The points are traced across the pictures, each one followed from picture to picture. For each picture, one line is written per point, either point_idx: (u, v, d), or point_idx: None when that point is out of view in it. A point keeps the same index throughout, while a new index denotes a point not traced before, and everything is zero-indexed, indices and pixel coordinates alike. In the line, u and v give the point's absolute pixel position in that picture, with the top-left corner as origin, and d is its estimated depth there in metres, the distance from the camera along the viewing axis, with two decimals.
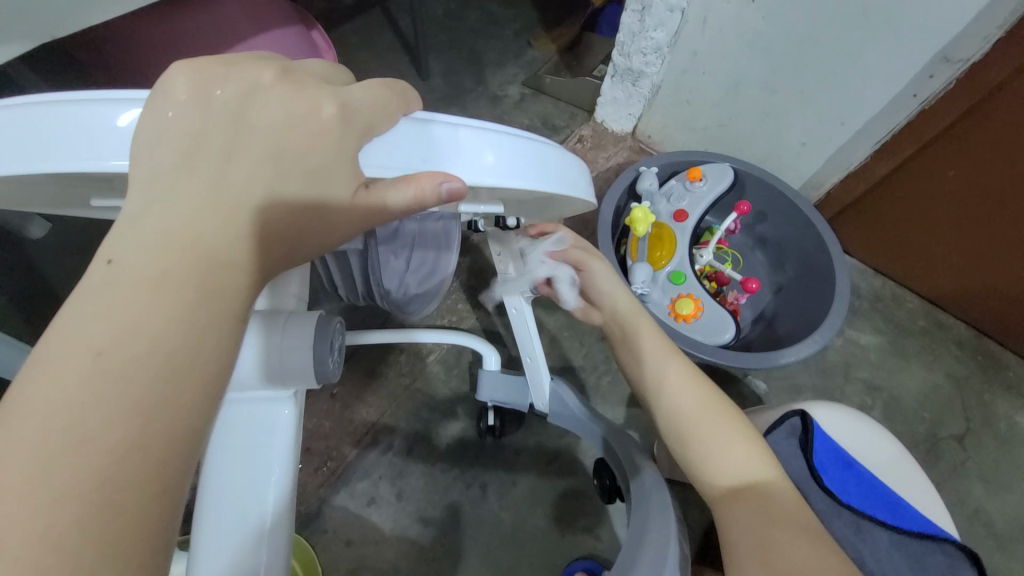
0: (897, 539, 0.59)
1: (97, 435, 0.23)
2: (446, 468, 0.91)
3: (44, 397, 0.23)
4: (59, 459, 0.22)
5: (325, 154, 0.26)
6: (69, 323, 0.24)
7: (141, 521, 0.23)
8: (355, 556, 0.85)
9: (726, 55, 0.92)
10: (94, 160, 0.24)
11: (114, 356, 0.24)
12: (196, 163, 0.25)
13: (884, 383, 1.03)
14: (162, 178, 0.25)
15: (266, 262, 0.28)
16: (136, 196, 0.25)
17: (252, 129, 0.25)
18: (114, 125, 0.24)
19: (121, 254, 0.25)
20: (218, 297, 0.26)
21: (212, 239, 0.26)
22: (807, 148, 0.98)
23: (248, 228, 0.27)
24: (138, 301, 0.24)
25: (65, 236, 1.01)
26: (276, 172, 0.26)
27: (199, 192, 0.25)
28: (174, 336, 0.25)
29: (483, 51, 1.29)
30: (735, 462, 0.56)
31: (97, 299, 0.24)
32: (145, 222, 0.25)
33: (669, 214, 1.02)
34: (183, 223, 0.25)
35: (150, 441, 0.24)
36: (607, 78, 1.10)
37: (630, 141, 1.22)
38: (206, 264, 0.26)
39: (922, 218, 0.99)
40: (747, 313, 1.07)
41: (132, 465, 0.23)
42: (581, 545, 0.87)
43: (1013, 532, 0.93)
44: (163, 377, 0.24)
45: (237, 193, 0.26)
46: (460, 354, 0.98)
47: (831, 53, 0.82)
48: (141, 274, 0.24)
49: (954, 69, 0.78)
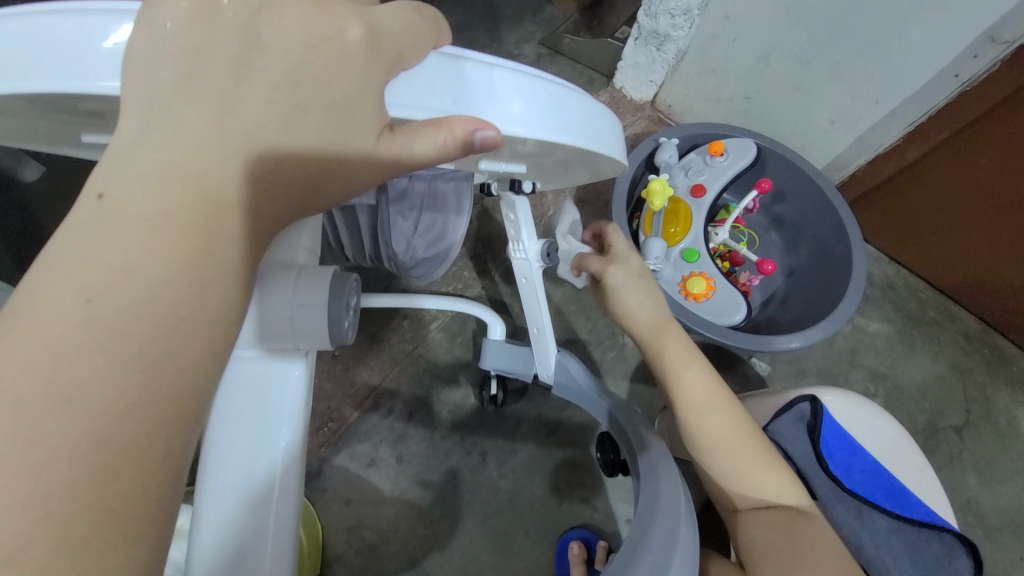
0: (896, 526, 0.60)
1: (89, 391, 0.21)
2: (446, 434, 0.91)
3: (28, 340, 0.21)
4: (49, 413, 0.20)
5: (346, 87, 0.24)
6: (55, 262, 0.22)
7: (141, 485, 0.22)
8: (355, 514, 0.86)
9: (761, 22, 0.87)
10: (84, 81, 0.22)
11: (109, 300, 0.21)
12: (197, 90, 0.22)
13: (889, 372, 1.03)
14: (159, 101, 0.22)
15: (273, 210, 0.26)
16: (131, 120, 0.22)
17: (262, 58, 0.23)
18: (106, 40, 0.22)
19: (114, 188, 0.22)
20: (224, 247, 0.24)
21: (217, 179, 0.23)
22: (836, 126, 0.94)
23: (257, 172, 0.24)
24: (135, 243, 0.22)
25: (58, 180, 0.98)
26: (290, 105, 0.23)
27: (202, 124, 0.23)
28: (176, 285, 0.23)
29: (500, 4, 1.22)
30: (758, 482, 0.58)
31: (88, 238, 0.22)
32: (141, 154, 0.22)
33: (686, 188, 0.98)
34: (184, 156, 0.22)
35: (151, 399, 0.22)
36: (630, 40, 1.03)
37: (648, 111, 1.17)
38: (211, 209, 0.23)
39: (946, 207, 0.96)
40: (757, 294, 1.05)
41: (132, 425, 0.22)
42: (577, 515, 0.89)
43: (1001, 521, 0.95)
44: (164, 330, 0.22)
45: (244, 129, 0.23)
46: (464, 322, 0.96)
47: (874, 24, 0.77)
48: (137, 213, 0.22)
49: (1000, 50, 0.73)
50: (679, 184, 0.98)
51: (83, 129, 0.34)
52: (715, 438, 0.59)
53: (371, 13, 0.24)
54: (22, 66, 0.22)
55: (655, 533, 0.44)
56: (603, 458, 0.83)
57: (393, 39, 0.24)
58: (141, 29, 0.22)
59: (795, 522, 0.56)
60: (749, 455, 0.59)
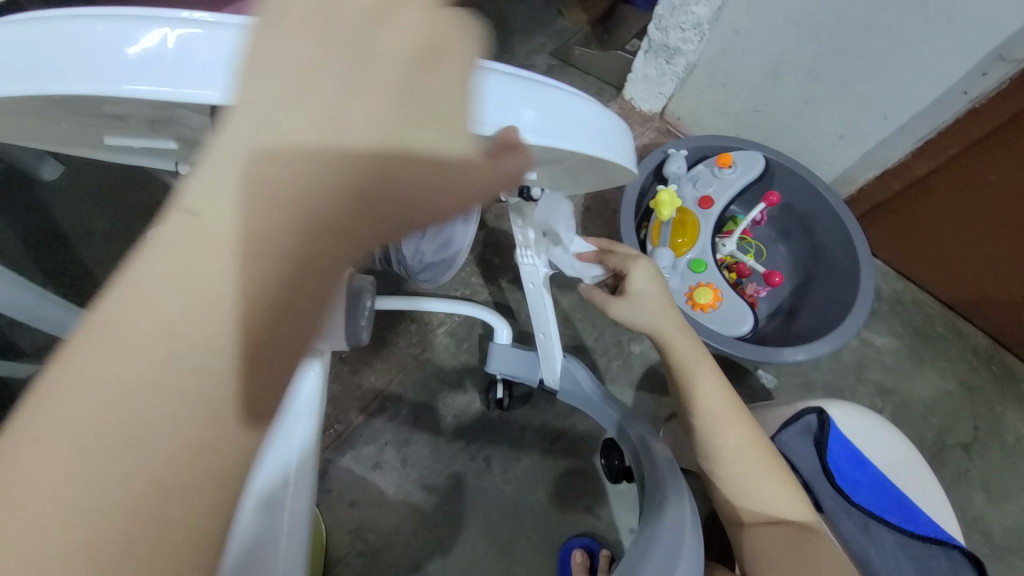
0: (903, 541, 0.59)
1: (154, 435, 0.21)
2: (452, 438, 0.91)
3: (108, 372, 0.21)
4: (115, 454, 0.21)
5: (452, 104, 0.22)
6: (137, 285, 0.21)
7: (185, 536, 0.22)
8: (359, 517, 0.86)
9: (771, 37, 0.88)
10: (108, 85, 0.22)
11: (192, 337, 0.21)
12: (299, 101, 0.20)
13: (897, 387, 1.02)
14: (262, 113, 0.20)
15: (370, 231, 0.23)
16: (229, 135, 0.20)
17: (370, 69, 0.21)
18: (197, 51, 0.22)
19: (205, 208, 0.20)
20: (314, 279, 0.22)
21: (313, 204, 0.21)
22: (844, 141, 0.95)
23: (352, 191, 0.21)
24: (223, 275, 0.21)
25: (77, 180, 1.00)
26: (398, 121, 0.21)
27: (305, 140, 0.20)
28: (261, 315, 0.22)
29: (512, 16, 1.24)
30: (763, 499, 0.58)
31: (178, 262, 0.21)
32: (236, 168, 0.20)
33: (694, 199, 0.99)
34: (281, 175, 0.20)
35: (207, 449, 0.22)
36: (641, 53, 1.05)
37: (657, 122, 1.18)
38: (309, 235, 0.21)
39: (955, 222, 0.96)
40: (764, 306, 1.05)
41: (187, 475, 0.21)
42: (581, 523, 0.88)
43: (1010, 541, 0.94)
44: (242, 356, 0.22)
45: (344, 148, 0.21)
46: (471, 328, 0.97)
47: (884, 40, 0.78)
48: (227, 241, 0.21)
49: (1009, 68, 0.74)
50: (688, 195, 0.99)
51: (110, 132, 0.35)
52: (726, 450, 0.59)
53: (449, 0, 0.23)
54: (55, 67, 0.23)
55: (661, 541, 0.45)
56: (608, 466, 0.83)
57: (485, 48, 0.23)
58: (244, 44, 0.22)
59: (798, 539, 0.56)
60: (760, 474, 0.58)
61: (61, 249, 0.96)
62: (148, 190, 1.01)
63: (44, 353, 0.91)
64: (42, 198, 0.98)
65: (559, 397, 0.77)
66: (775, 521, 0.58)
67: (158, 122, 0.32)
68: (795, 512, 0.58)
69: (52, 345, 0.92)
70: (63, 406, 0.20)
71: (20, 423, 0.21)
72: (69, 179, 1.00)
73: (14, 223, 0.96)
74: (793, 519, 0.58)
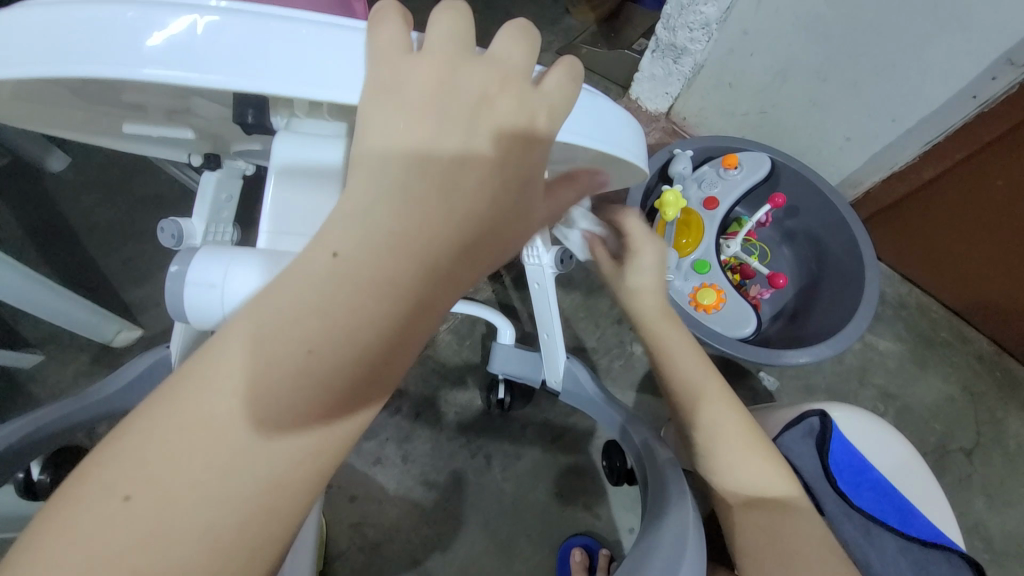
0: (903, 545, 0.59)
1: (293, 417, 0.28)
2: (453, 435, 0.91)
3: (260, 370, 0.28)
4: (260, 430, 0.28)
5: (529, 166, 0.31)
6: (286, 306, 0.28)
7: (302, 490, 0.29)
8: (359, 512, 0.87)
9: (779, 39, 0.87)
10: (132, 69, 0.24)
11: (326, 347, 0.28)
12: (424, 176, 0.28)
13: (899, 392, 1.02)
14: (392, 178, 0.28)
15: (464, 267, 0.31)
16: (366, 193, 0.28)
17: (473, 144, 0.29)
18: (325, 46, 0.26)
19: (348, 250, 0.28)
20: (422, 304, 0.30)
21: (427, 257, 0.29)
22: (851, 143, 0.94)
23: (455, 238, 0.30)
24: (355, 301, 0.28)
25: (84, 172, 1.01)
26: (496, 186, 0.30)
27: (427, 208, 0.28)
28: (380, 337, 0.29)
29: (519, 14, 1.24)
30: (763, 479, 0.57)
31: (324, 289, 0.28)
32: (372, 221, 0.28)
33: (700, 200, 0.98)
34: (403, 226, 0.28)
35: (331, 427, 0.30)
36: (648, 52, 1.04)
37: (663, 122, 1.17)
38: (422, 271, 0.29)
39: (961, 227, 0.96)
40: (768, 308, 1.05)
41: (313, 445, 0.29)
42: (580, 521, 0.89)
43: (1010, 548, 0.94)
44: (362, 368, 0.29)
45: (456, 207, 0.29)
46: (473, 325, 0.97)
47: (893, 43, 0.77)
48: (360, 275, 0.28)
49: (1018, 74, 0.73)
50: (693, 196, 0.99)
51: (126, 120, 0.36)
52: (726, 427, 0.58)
53: (513, 74, 0.29)
54: (73, 50, 0.24)
55: (660, 547, 0.44)
56: (609, 466, 0.82)
57: (548, 130, 0.30)
58: (368, 69, 0.26)
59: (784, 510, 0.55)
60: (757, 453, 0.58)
61: (66, 240, 0.96)
62: (153, 182, 1.01)
63: (48, 343, 0.92)
64: (48, 189, 0.99)
65: (561, 398, 0.77)
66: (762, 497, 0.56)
67: (169, 111, 0.33)
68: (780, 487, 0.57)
69: (56, 334, 0.92)
70: (228, 389, 0.28)
71: (172, 410, 0.27)
72: (75, 171, 1.01)
73: (20, 214, 0.97)
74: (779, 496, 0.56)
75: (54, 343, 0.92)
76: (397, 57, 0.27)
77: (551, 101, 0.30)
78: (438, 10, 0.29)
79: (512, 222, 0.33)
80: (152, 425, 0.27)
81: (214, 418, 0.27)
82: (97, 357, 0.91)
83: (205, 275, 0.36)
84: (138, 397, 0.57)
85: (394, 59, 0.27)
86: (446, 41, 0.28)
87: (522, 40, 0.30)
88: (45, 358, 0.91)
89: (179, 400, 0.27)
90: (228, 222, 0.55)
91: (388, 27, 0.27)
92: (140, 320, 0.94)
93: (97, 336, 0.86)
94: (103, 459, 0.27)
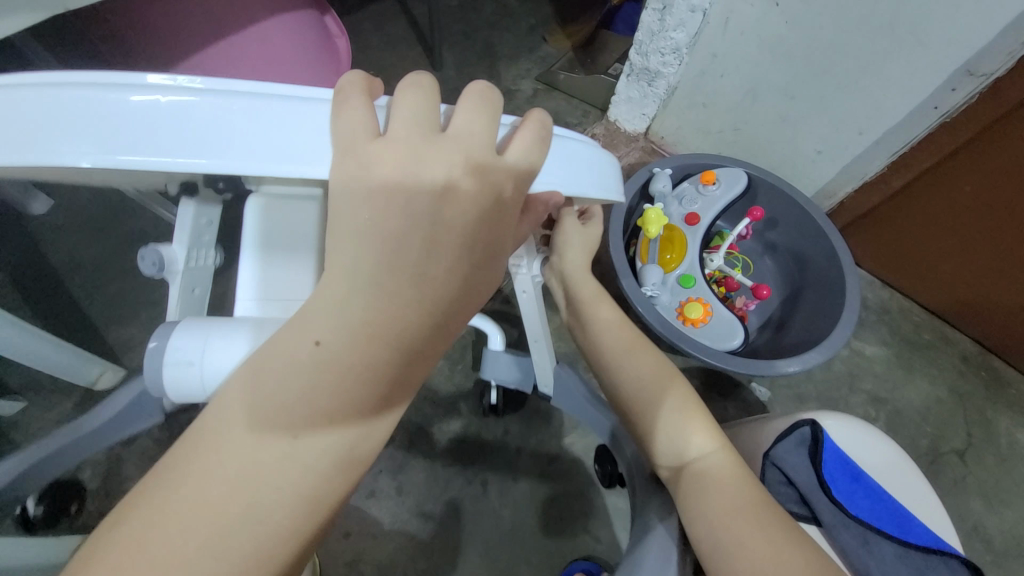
0: (903, 552, 0.58)
1: (281, 497, 0.31)
2: (447, 463, 0.90)
3: (250, 451, 0.31)
4: (248, 509, 0.30)
5: (500, 238, 0.34)
6: (275, 391, 0.31)
7: (287, 559, 0.32)
8: (353, 548, 0.85)
9: (746, 60, 0.91)
10: (108, 155, 0.26)
11: (309, 425, 0.31)
12: (400, 266, 0.30)
13: (889, 396, 1.03)
14: (365, 270, 0.30)
15: (443, 340, 0.35)
16: (341, 285, 0.30)
17: (446, 233, 0.31)
18: (290, 122, 0.27)
19: (328, 338, 0.30)
20: (401, 382, 0.33)
21: (402, 342, 0.32)
22: (823, 156, 0.98)
23: (433, 318, 0.32)
24: (335, 387, 0.31)
25: (69, 214, 1.01)
26: (470, 265, 0.33)
27: (401, 297, 0.31)
28: (358, 412, 0.32)
29: (498, 44, 1.28)
30: (676, 442, 0.54)
31: (309, 376, 0.31)
32: (349, 312, 0.30)
33: (681, 216, 1.01)
34: (377, 316, 0.30)
35: (319, 500, 0.33)
36: (623, 76, 1.08)
37: (641, 142, 1.20)
38: (399, 355, 0.32)
39: (933, 231, 0.99)
40: (755, 319, 1.07)
41: (303, 517, 0.32)
42: (580, 546, 0.87)
43: (1013, 550, 0.94)
44: (343, 445, 0.33)
45: (433, 295, 0.32)
46: (465, 349, 0.97)
47: (853, 61, 0.81)
48: (340, 364, 0.31)
49: (977, 83, 0.77)
50: (674, 212, 1.01)
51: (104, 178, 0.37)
52: (646, 397, 0.59)
53: (475, 150, 0.30)
54: (55, 137, 0.26)
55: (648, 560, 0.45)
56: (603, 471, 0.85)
57: (514, 197, 0.32)
58: (335, 151, 0.28)
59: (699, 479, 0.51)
60: (677, 418, 0.55)
61: (48, 283, 0.95)
62: (137, 221, 1.01)
63: (31, 389, 0.90)
64: (30, 231, 0.98)
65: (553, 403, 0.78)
66: (689, 466, 0.52)
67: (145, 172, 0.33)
68: (720, 459, 0.52)
69: (38, 379, 0.90)
70: (220, 472, 0.30)
71: (168, 488, 0.30)
72: (59, 214, 1.00)
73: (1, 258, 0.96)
74: (709, 466, 0.52)
75: (37, 388, 0.90)
76: (362, 143, 0.28)
77: (517, 168, 0.31)
78: (401, 90, 0.30)
79: (481, 294, 0.36)
80: (147, 512, 0.30)
81: (203, 500, 0.30)
82: (81, 400, 0.89)
83: (184, 353, 0.40)
84: (125, 429, 0.56)
85: (358, 146, 0.28)
86: (411, 120, 0.29)
87: (486, 109, 0.31)
88: (29, 404, 0.89)
89: (170, 487, 0.30)
90: (210, 245, 0.55)
91: (354, 109, 0.28)
92: (124, 360, 0.93)
93: (80, 380, 0.84)
94: (102, 549, 0.29)
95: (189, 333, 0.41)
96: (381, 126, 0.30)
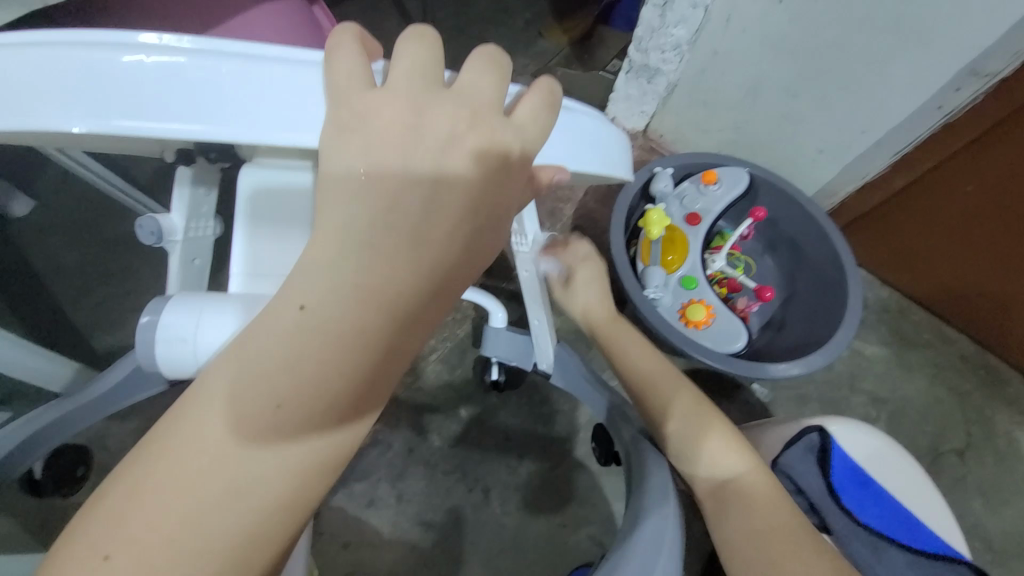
0: (912, 560, 0.58)
1: (271, 469, 0.29)
2: (447, 470, 0.89)
3: (234, 424, 0.29)
4: (236, 484, 0.29)
5: (505, 209, 0.32)
6: (257, 361, 0.29)
7: (281, 534, 0.31)
8: (353, 559, 0.83)
9: (748, 57, 0.89)
10: (88, 120, 0.24)
11: (297, 397, 0.29)
12: (394, 226, 0.28)
13: (889, 396, 1.03)
14: (357, 228, 0.28)
15: (443, 309, 0.33)
16: (332, 248, 0.28)
17: (445, 192, 0.29)
18: (283, 85, 0.25)
19: (315, 302, 0.28)
20: (397, 351, 0.31)
21: (397, 307, 0.30)
22: (824, 154, 0.97)
23: (432, 285, 0.30)
24: (324, 356, 0.29)
25: (51, 215, 0.97)
26: (472, 230, 0.31)
27: (394, 259, 0.29)
28: (349, 385, 0.30)
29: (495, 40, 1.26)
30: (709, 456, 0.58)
31: (295, 343, 0.29)
32: (340, 275, 0.28)
33: (681, 215, 1.00)
34: (371, 279, 0.29)
35: (312, 473, 0.31)
36: (621, 73, 1.05)
37: (640, 139, 1.19)
38: (394, 322, 0.30)
39: (932, 229, 0.98)
40: (756, 319, 1.05)
41: (294, 492, 0.30)
42: (584, 551, 0.86)
43: (1012, 548, 0.94)
44: (333, 418, 0.31)
45: (430, 258, 0.30)
46: (463, 353, 0.95)
47: (857, 59, 0.80)
48: (329, 329, 0.29)
49: (982, 82, 0.76)
50: (675, 212, 1.00)
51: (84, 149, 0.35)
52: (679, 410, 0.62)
53: (479, 104, 0.29)
54: (31, 101, 0.24)
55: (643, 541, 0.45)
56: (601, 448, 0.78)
57: (521, 165, 0.30)
58: (329, 102, 0.26)
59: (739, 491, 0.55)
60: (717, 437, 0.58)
61: (30, 288, 0.92)
62: (122, 223, 0.97)
63: (16, 399, 0.87)
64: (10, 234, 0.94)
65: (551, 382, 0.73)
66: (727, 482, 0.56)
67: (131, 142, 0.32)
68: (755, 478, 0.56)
69: (23, 389, 0.87)
70: (200, 446, 0.29)
71: (150, 465, 0.28)
72: (41, 214, 0.96)
73: None
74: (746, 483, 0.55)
75: (22, 399, 0.87)
76: (358, 93, 0.27)
77: (523, 132, 0.29)
78: (402, 44, 0.29)
79: (482, 261, 0.34)
80: (128, 490, 0.28)
81: (187, 475, 0.28)
82: None
83: (175, 329, 0.38)
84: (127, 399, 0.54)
85: (351, 96, 0.27)
86: (411, 74, 0.28)
87: (492, 70, 0.29)
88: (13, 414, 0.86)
89: (151, 464, 0.28)
90: (211, 214, 0.52)
91: (349, 57, 0.27)
92: None
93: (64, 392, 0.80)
94: (86, 529, 0.28)
95: (183, 306, 0.38)
96: (377, 82, 0.28)
